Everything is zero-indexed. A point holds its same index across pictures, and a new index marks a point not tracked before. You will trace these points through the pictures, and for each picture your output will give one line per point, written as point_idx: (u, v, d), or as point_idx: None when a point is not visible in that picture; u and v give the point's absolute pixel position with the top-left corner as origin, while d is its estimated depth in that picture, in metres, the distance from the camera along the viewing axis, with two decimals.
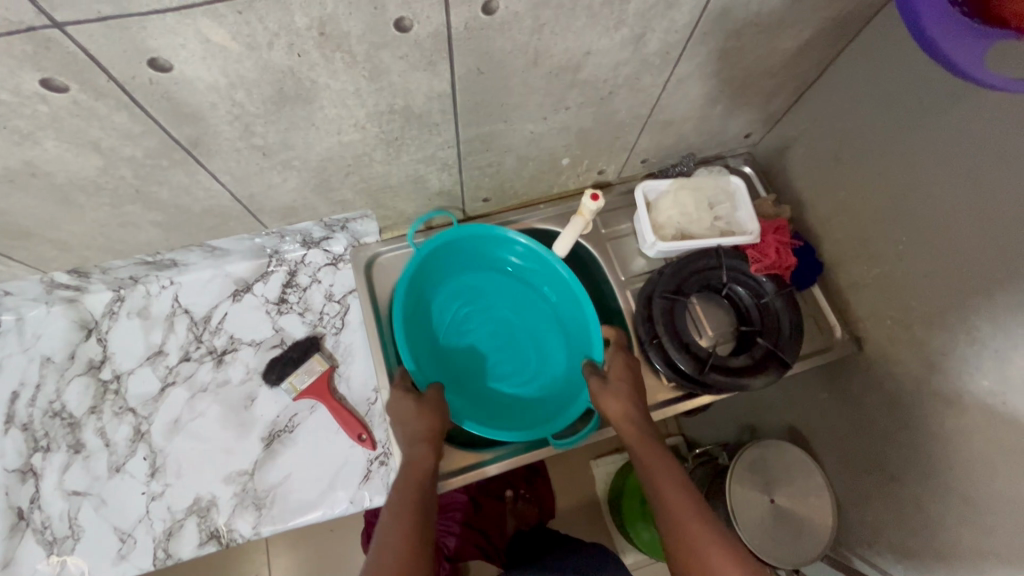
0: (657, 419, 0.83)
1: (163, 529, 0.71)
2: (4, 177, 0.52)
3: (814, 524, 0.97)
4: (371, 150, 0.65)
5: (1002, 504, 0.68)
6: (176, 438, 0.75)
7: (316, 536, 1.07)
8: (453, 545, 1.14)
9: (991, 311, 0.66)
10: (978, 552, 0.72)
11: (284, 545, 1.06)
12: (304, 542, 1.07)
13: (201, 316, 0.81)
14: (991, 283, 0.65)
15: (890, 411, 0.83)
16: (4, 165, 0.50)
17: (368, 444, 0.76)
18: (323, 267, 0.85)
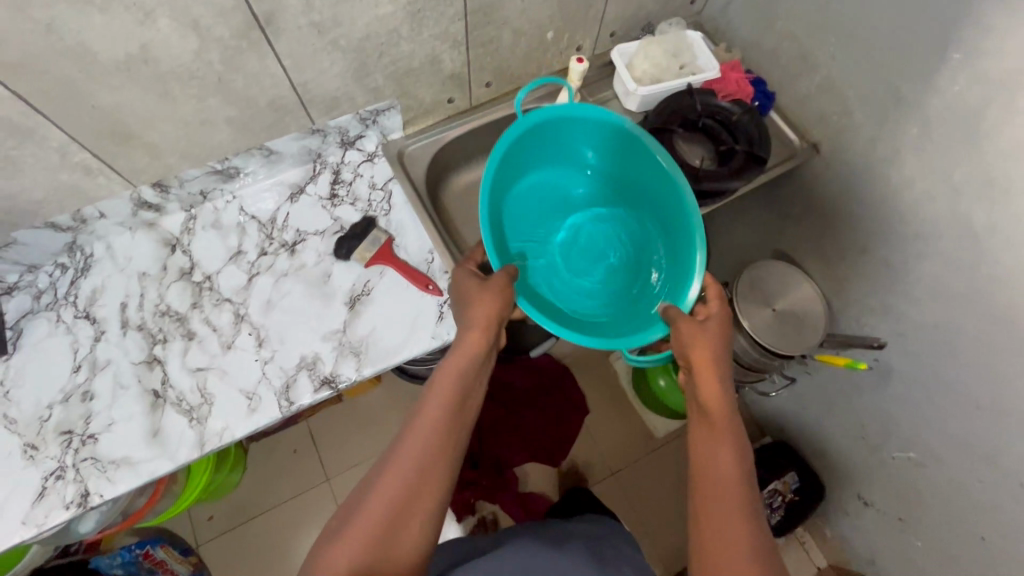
0: None
1: (281, 383, 0.83)
2: (122, 65, 0.64)
3: (812, 316, 1.17)
4: (399, 26, 0.78)
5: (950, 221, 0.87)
6: (272, 314, 0.87)
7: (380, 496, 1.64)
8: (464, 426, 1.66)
9: (908, 70, 0.84)
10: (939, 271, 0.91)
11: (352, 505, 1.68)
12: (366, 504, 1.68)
13: (267, 218, 0.93)
14: (904, 47, 0.83)
15: (853, 193, 1.03)
16: (124, 50, 0.62)
17: (435, 290, 0.90)
18: (361, 164, 0.98)
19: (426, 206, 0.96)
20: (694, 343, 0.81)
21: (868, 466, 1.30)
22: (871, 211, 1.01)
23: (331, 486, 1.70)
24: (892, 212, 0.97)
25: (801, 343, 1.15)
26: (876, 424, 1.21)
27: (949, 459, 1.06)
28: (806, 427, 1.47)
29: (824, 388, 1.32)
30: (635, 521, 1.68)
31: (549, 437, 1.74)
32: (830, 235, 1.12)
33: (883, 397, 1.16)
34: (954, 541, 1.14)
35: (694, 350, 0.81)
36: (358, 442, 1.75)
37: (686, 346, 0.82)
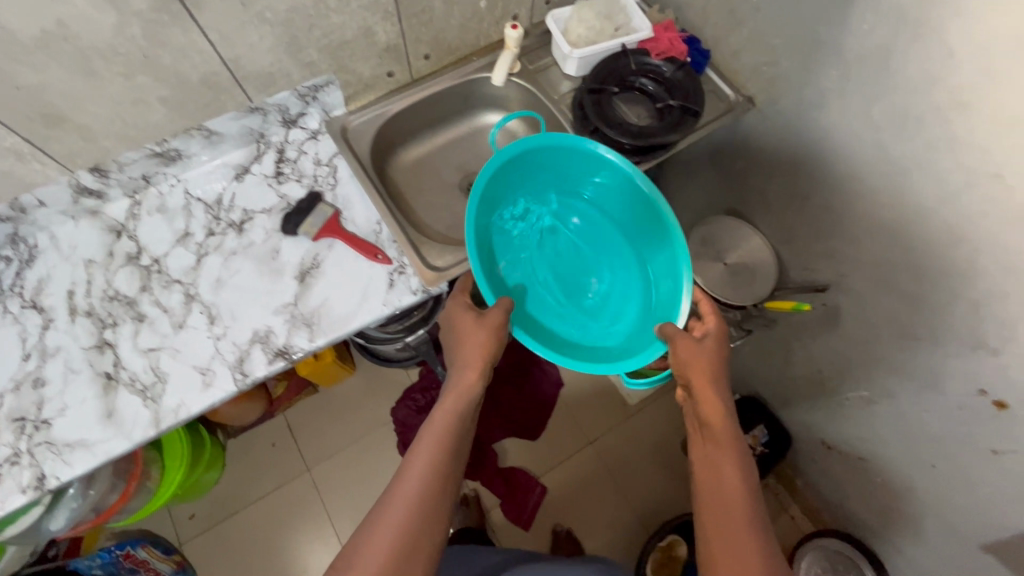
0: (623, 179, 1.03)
1: (235, 357, 0.84)
2: (40, 42, 0.65)
3: (761, 267, 1.21)
4: None
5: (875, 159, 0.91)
6: (222, 291, 0.88)
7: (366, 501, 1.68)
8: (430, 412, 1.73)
9: (824, 15, 0.87)
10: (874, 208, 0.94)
11: (336, 502, 1.68)
12: (353, 502, 1.69)
13: (213, 199, 0.93)
14: None
15: (788, 141, 1.07)
16: (41, 26, 0.63)
17: (384, 259, 0.92)
18: (305, 142, 0.99)
19: (371, 179, 0.98)
20: (691, 364, 0.89)
21: (827, 410, 1.35)
22: (807, 158, 1.05)
23: (312, 476, 1.71)
24: (825, 157, 1.01)
25: (752, 294, 1.19)
26: (831, 368, 1.26)
27: (896, 392, 1.11)
28: (769, 380, 1.51)
29: (782, 339, 1.37)
30: (614, 487, 1.72)
31: (525, 411, 1.77)
32: (772, 186, 1.16)
33: (833, 340, 1.20)
34: (909, 472, 1.19)
35: (692, 369, 0.89)
36: (336, 431, 1.77)
37: (685, 365, 0.90)
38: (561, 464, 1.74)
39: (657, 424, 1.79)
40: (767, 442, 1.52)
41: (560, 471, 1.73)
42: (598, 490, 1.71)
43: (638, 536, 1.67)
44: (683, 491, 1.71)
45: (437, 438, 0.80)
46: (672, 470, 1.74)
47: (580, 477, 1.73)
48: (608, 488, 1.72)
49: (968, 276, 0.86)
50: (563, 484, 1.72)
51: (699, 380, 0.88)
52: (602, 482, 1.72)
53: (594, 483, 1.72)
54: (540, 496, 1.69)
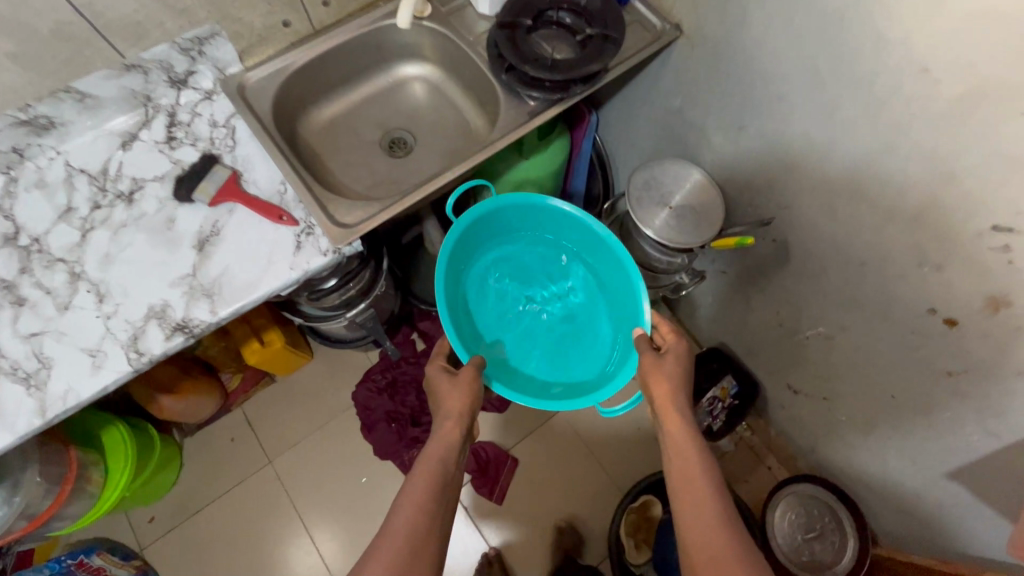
0: (546, 117, 0.97)
1: (127, 336, 0.77)
2: None
3: (706, 207, 1.16)
4: None
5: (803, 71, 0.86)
6: (111, 267, 0.81)
7: (332, 485, 1.65)
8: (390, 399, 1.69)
9: None
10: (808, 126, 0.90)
11: (299, 491, 1.64)
12: (318, 489, 1.64)
13: (97, 170, 0.86)
14: None
15: (718, 68, 1.02)
16: None
17: (289, 221, 0.85)
18: (199, 103, 0.92)
19: (273, 138, 0.91)
20: (652, 377, 1.01)
21: (789, 353, 1.31)
22: (740, 82, 0.99)
23: (275, 468, 1.65)
24: (754, 77, 0.96)
25: (698, 234, 1.13)
26: (787, 308, 1.22)
27: (851, 324, 1.07)
28: (733, 330, 1.47)
29: (740, 284, 1.33)
30: (587, 453, 1.68)
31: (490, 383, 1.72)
32: (711, 121, 1.11)
33: (786, 278, 1.16)
34: (870, 407, 1.16)
35: (653, 384, 1.01)
36: (296, 421, 1.71)
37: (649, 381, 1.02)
38: (531, 435, 1.70)
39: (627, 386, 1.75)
40: (736, 394, 1.49)
41: (531, 441, 1.69)
42: (570, 458, 1.68)
43: (614, 501, 1.64)
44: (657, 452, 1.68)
45: (427, 475, 0.88)
46: (645, 432, 1.70)
47: (551, 446, 1.69)
48: (580, 455, 1.68)
49: (903, 186, 0.81)
50: (535, 454, 1.68)
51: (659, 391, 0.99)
52: (573, 449, 1.69)
53: (566, 451, 1.69)
54: (512, 468, 1.66)
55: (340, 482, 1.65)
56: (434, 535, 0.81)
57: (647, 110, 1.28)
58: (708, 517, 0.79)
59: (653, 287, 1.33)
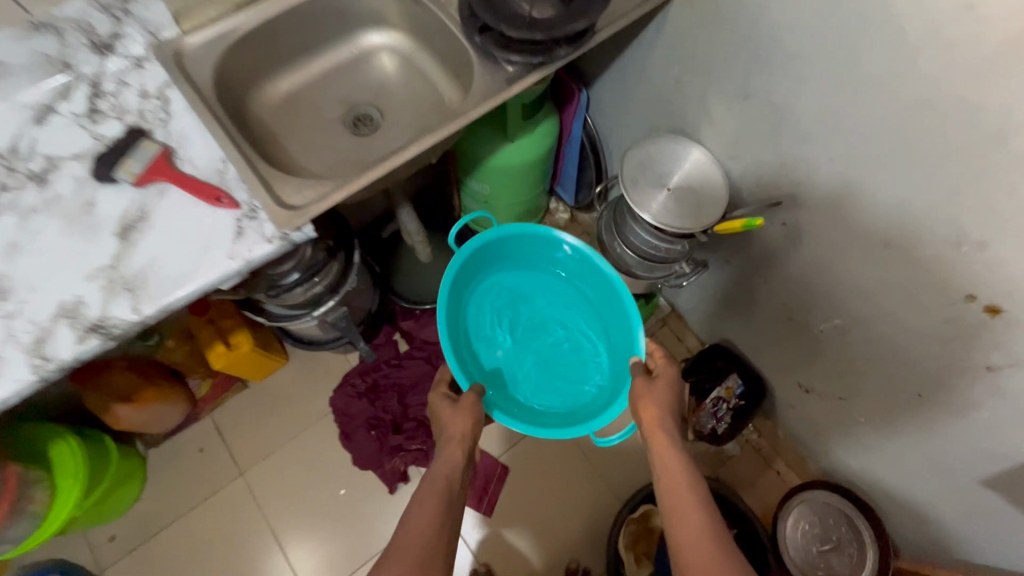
0: (526, 84, 0.85)
1: (32, 338, 0.66)
2: None
3: (710, 189, 1.05)
4: None
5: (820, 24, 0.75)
6: (16, 258, 0.70)
7: (308, 498, 1.53)
8: (370, 404, 1.58)
9: None
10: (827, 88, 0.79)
11: (272, 505, 1.52)
12: (293, 503, 1.52)
13: (6, 147, 0.75)
14: None
15: (721, 29, 0.91)
16: None
17: (228, 204, 0.74)
18: (127, 71, 0.80)
19: (213, 112, 0.80)
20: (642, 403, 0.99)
21: (800, 349, 1.20)
22: (745, 43, 0.88)
23: (246, 481, 1.53)
24: (761, 37, 0.85)
25: (700, 219, 1.01)
26: (798, 299, 1.11)
27: (871, 315, 0.96)
28: (738, 325, 1.36)
29: (746, 274, 1.21)
30: (582, 459, 1.57)
31: None
32: (712, 91, 1.00)
33: (797, 265, 1.05)
34: (891, 408, 1.05)
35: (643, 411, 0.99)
36: (270, 429, 1.59)
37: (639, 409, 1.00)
38: (523, 440, 1.59)
39: None
40: (741, 394, 1.38)
41: (522, 448, 1.58)
42: (564, 464, 1.56)
43: (612, 510, 1.52)
44: None
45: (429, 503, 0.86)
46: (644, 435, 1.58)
47: (544, 451, 1.57)
48: (575, 461, 1.57)
49: (938, 151, 0.70)
50: (527, 461, 1.57)
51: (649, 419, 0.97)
52: (568, 455, 1.57)
53: (560, 457, 1.57)
54: (501, 477, 1.54)
55: (317, 495, 1.53)
56: (440, 562, 0.79)
57: (642, 84, 1.17)
58: (698, 530, 0.77)
59: (653, 281, 1.20)
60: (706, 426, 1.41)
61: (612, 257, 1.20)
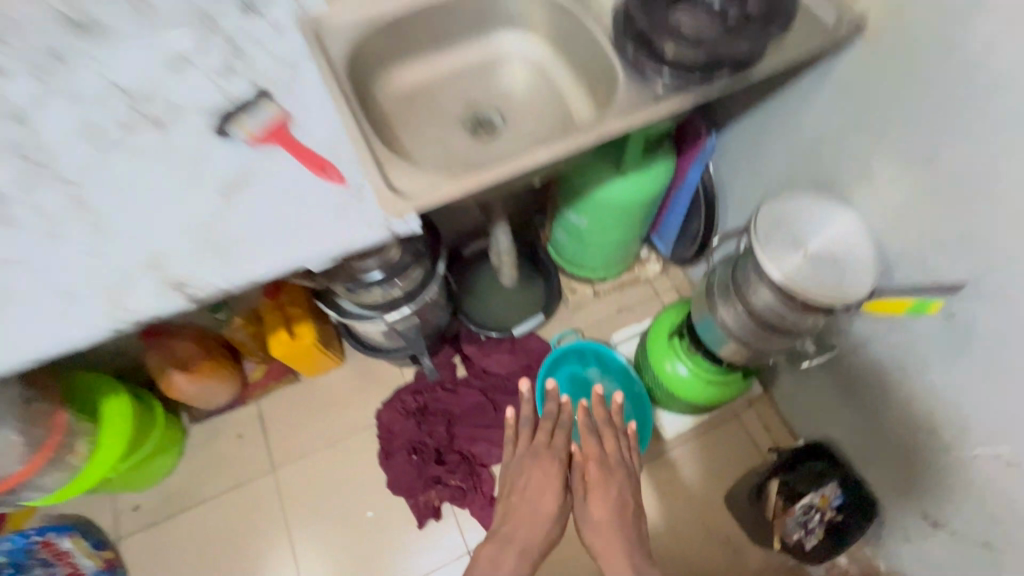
0: (656, 117, 0.75)
1: (114, 283, 0.62)
2: None
3: (857, 266, 0.89)
4: None
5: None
6: (118, 199, 0.67)
7: (332, 512, 1.43)
8: (414, 425, 1.47)
9: None
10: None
11: (298, 511, 1.43)
12: (316, 515, 1.43)
13: (132, 88, 0.73)
14: None
15: (908, 84, 0.79)
16: None
17: (336, 177, 0.68)
18: (264, 34, 0.77)
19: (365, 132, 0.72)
20: (559, 425, 0.93)
21: (938, 473, 0.98)
22: (952, 85, 0.74)
23: (276, 479, 1.46)
24: (967, 94, 0.73)
25: (841, 293, 0.86)
26: (948, 412, 0.92)
27: None
28: (851, 428, 1.16)
29: (878, 367, 1.02)
30: None
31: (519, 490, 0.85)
32: (882, 150, 0.87)
33: (960, 371, 0.87)
34: None
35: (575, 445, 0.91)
36: (311, 430, 1.51)
37: (568, 446, 0.91)
38: None
39: (695, 469, 1.40)
40: (840, 507, 1.17)
41: None
42: None
43: None
44: (724, 559, 1.32)
45: None
46: (711, 531, 1.35)
47: None
48: None
49: None
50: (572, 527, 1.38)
51: (551, 463, 0.87)
52: None
53: None
54: None
55: (343, 510, 1.43)
56: None
57: (794, 131, 1.03)
58: None
59: (766, 352, 1.03)
60: (792, 535, 1.19)
61: (720, 320, 1.03)
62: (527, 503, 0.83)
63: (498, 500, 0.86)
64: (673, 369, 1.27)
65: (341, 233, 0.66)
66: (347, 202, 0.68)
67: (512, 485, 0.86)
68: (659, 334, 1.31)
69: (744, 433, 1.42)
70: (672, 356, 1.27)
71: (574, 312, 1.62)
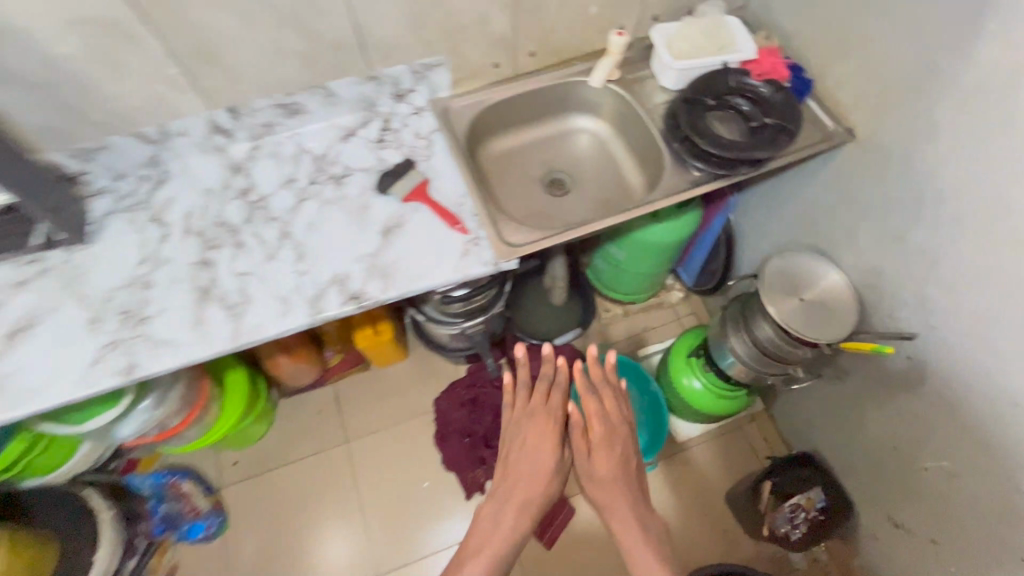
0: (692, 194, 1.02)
1: (313, 293, 0.91)
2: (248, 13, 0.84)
3: (841, 311, 1.14)
4: (488, 11, 0.96)
5: (968, 197, 0.91)
6: (314, 234, 0.96)
7: (394, 481, 1.71)
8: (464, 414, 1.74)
9: (952, 55, 0.87)
10: (970, 245, 0.93)
11: (367, 478, 1.72)
12: (381, 482, 1.71)
13: (321, 153, 1.03)
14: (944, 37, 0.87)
15: (887, 177, 1.05)
16: (272, 30, 0.87)
17: (460, 229, 0.96)
18: (409, 115, 1.07)
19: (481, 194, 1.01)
20: (554, 385, 1.12)
21: (900, 480, 1.23)
22: (915, 184, 1.00)
23: (349, 450, 1.75)
24: (928, 193, 0.98)
25: (827, 332, 1.11)
26: (907, 431, 1.16)
27: (985, 462, 1.01)
28: (835, 441, 1.41)
29: (857, 393, 1.27)
30: None
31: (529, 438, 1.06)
32: (866, 224, 1.12)
33: (918, 397, 1.11)
34: (983, 561, 1.07)
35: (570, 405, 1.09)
36: (379, 411, 1.80)
37: (562, 406, 1.10)
38: None
39: (702, 470, 1.65)
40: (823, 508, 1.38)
41: None
42: None
43: None
44: (722, 546, 1.57)
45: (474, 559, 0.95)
46: (712, 522, 1.59)
47: None
48: None
49: None
50: None
51: (546, 419, 1.08)
52: None
53: None
54: None
55: (403, 480, 1.71)
56: None
57: (801, 199, 1.29)
58: None
59: (767, 375, 1.29)
60: (779, 528, 1.42)
61: (730, 347, 1.29)
62: (527, 454, 1.04)
63: (505, 448, 1.08)
64: (690, 383, 1.53)
65: (459, 267, 0.94)
66: (453, 241, 0.96)
67: (516, 437, 1.08)
68: (679, 352, 1.58)
69: (745, 442, 1.67)
70: (690, 373, 1.53)
71: (607, 328, 1.88)
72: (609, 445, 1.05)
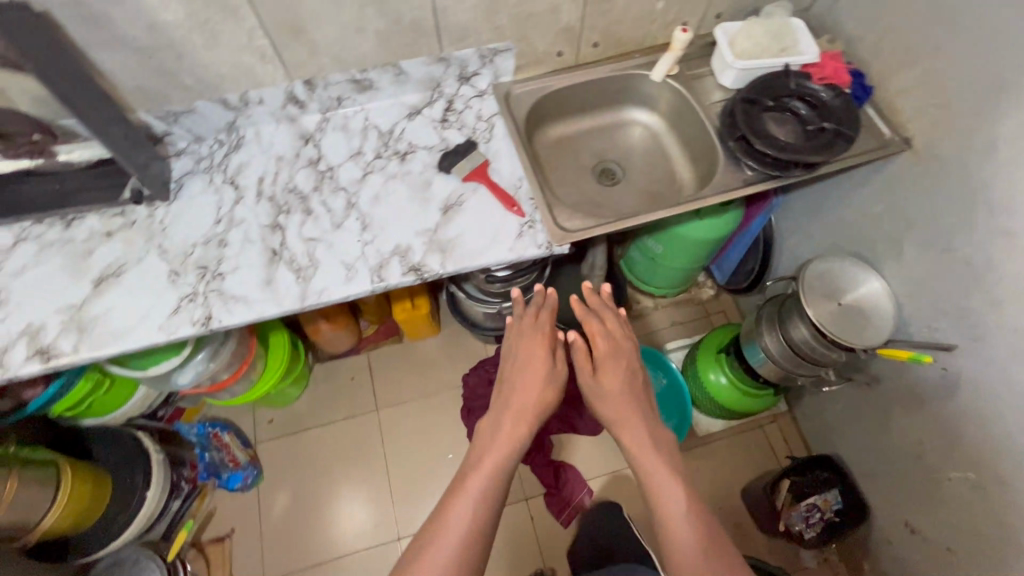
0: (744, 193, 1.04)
1: (376, 262, 0.96)
2: None
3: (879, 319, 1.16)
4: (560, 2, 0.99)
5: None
6: (378, 206, 1.01)
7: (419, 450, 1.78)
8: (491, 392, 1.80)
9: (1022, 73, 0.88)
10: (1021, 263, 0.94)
11: (393, 445, 1.79)
12: (407, 450, 1.78)
13: (387, 129, 1.08)
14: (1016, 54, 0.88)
15: (939, 190, 1.06)
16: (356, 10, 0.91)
17: (517, 212, 1.00)
18: (472, 98, 1.11)
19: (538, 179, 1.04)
20: (545, 307, 1.11)
21: (922, 489, 1.25)
22: (968, 199, 1.01)
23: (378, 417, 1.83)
24: (982, 207, 0.99)
25: (864, 339, 1.13)
26: (935, 441, 1.18)
27: (1012, 476, 1.03)
28: (857, 446, 1.43)
29: (886, 400, 1.29)
30: None
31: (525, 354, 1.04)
32: (913, 234, 1.13)
33: (949, 408, 1.13)
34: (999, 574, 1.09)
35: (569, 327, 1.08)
36: (409, 383, 1.87)
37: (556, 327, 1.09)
38: None
39: (720, 464, 1.68)
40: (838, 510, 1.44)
41: None
42: None
43: None
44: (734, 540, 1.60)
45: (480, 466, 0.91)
46: (726, 515, 1.63)
47: None
48: None
49: None
50: None
51: (539, 336, 1.06)
52: None
53: None
54: None
55: (428, 450, 1.78)
56: None
57: (847, 205, 1.30)
58: None
59: (796, 376, 1.31)
60: (794, 525, 1.46)
61: (763, 344, 1.32)
62: (524, 372, 1.02)
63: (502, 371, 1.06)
64: (717, 379, 1.56)
65: (514, 246, 0.98)
66: (507, 220, 1.00)
67: (511, 356, 1.06)
68: (710, 349, 1.61)
69: (765, 441, 1.70)
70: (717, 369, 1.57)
71: (636, 319, 1.91)
72: (612, 360, 1.05)
